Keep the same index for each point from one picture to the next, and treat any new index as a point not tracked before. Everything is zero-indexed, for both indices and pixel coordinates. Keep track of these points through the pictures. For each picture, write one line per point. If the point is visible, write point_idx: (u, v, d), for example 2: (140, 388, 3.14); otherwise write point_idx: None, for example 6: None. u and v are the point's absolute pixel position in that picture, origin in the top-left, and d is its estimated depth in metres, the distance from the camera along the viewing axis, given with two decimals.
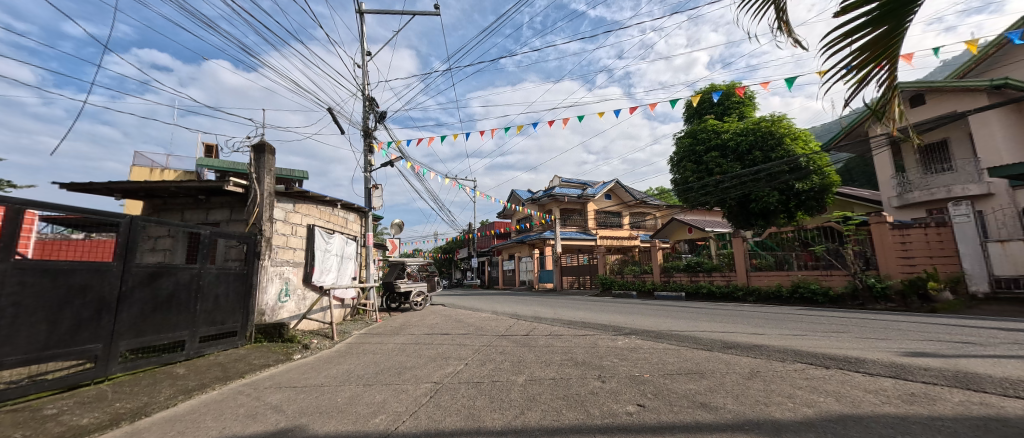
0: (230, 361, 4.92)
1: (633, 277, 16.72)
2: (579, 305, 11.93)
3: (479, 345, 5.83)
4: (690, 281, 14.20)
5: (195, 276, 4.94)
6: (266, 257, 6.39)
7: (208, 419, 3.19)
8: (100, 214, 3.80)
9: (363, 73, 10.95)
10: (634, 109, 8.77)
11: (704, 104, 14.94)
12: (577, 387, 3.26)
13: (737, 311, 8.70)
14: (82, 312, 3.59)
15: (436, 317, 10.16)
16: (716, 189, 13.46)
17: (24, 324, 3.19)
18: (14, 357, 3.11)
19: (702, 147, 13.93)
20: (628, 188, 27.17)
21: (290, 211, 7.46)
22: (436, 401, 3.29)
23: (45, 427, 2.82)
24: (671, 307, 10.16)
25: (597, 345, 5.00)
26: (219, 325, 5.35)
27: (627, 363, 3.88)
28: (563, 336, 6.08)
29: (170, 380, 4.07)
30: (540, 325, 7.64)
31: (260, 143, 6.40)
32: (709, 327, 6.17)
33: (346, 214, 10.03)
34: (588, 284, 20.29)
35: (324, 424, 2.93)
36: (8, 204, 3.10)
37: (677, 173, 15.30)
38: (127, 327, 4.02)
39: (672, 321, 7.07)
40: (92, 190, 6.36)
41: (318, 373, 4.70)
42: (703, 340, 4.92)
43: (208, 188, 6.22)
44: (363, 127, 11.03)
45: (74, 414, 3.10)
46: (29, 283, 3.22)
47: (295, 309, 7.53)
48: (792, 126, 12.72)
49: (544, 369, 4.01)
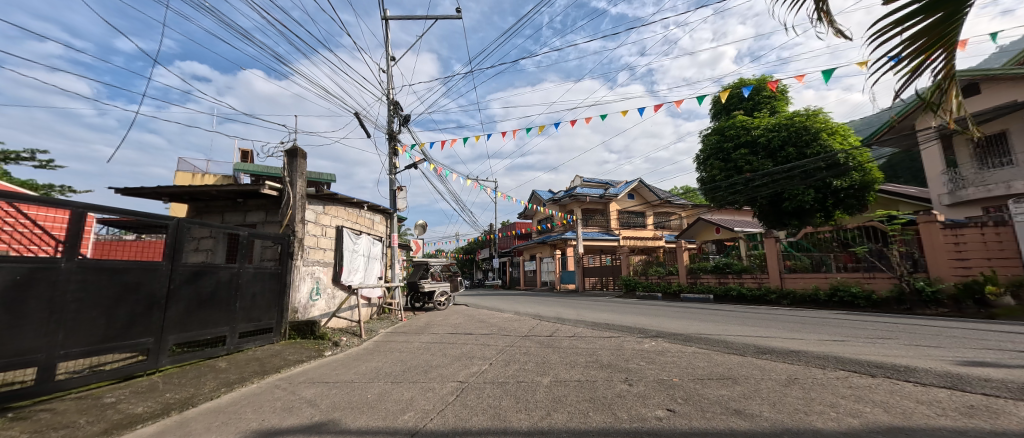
0: (266, 356, 5.16)
1: (657, 278, 16.35)
2: (602, 306, 11.75)
3: (504, 345, 5.86)
4: (719, 283, 13.74)
5: (235, 275, 5.20)
6: (298, 257, 6.65)
7: (248, 411, 3.36)
8: (151, 217, 4.07)
9: (387, 77, 11.23)
10: (659, 106, 8.53)
11: (732, 100, 14.41)
12: (604, 389, 3.22)
13: (772, 315, 8.32)
14: (135, 308, 3.86)
15: (460, 317, 10.29)
16: (746, 188, 12.97)
17: (86, 319, 3.45)
18: (77, 349, 3.37)
19: (731, 145, 13.45)
20: (653, 187, 26.59)
21: (320, 213, 7.73)
22: (463, 400, 3.33)
23: (106, 415, 3.05)
24: (698, 309, 9.90)
25: (623, 348, 4.92)
26: (256, 322, 5.60)
27: (654, 367, 3.79)
28: (586, 337, 6.01)
29: (213, 373, 4.31)
30: (564, 326, 7.58)
31: (293, 148, 6.67)
32: (740, 331, 5.94)
33: (372, 215, 10.31)
34: (611, 285, 19.98)
35: (356, 419, 3.02)
36: (70, 208, 3.39)
37: (703, 171, 14.85)
38: (174, 322, 4.29)
39: (700, 324, 6.84)
40: (143, 194, 6.82)
41: (348, 370, 4.85)
42: (734, 344, 4.75)
43: (245, 192, 6.53)
44: (388, 131, 11.31)
45: (130, 403, 3.33)
46: (90, 281, 3.49)
47: (325, 307, 7.81)
48: (830, 120, 12.05)
49: (569, 371, 3.99)
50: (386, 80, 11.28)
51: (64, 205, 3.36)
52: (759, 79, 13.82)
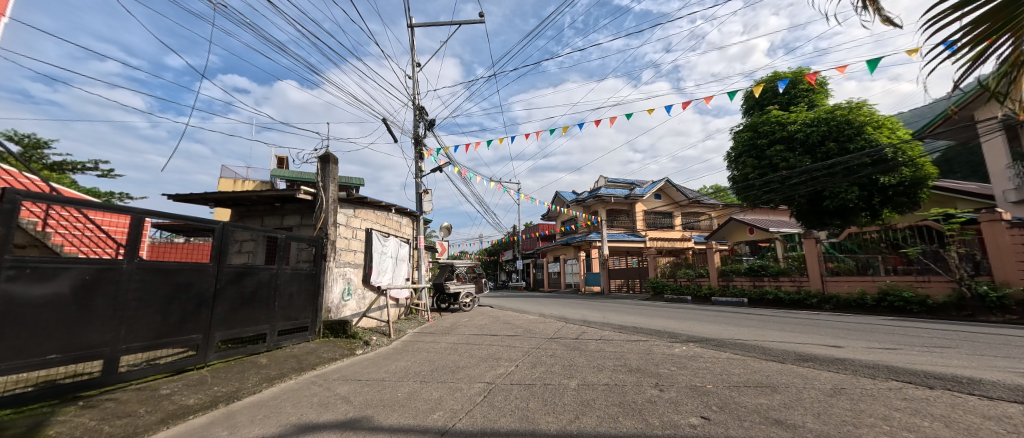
0: (303, 354, 5.39)
1: (687, 280, 15.85)
2: (628, 309, 11.51)
3: (529, 347, 5.85)
4: (753, 286, 13.15)
5: (274, 276, 5.46)
6: (331, 259, 6.92)
7: (288, 406, 3.52)
8: (198, 221, 4.34)
9: (413, 83, 11.49)
10: (686, 103, 8.27)
11: (766, 94, 13.77)
12: (633, 394, 3.16)
13: (812, 320, 7.87)
14: (186, 306, 4.12)
15: (485, 318, 10.38)
16: (782, 186, 12.40)
17: (144, 316, 3.72)
18: (138, 343, 3.65)
19: (765, 141, 12.89)
20: (681, 187, 25.83)
21: (351, 216, 8.00)
22: (490, 401, 3.35)
23: (162, 405, 3.29)
24: (731, 314, 9.52)
25: (652, 352, 4.80)
26: (293, 320, 5.87)
27: (687, 372, 3.68)
28: (614, 341, 5.91)
29: (255, 368, 4.55)
30: (590, 329, 7.48)
31: (325, 154, 6.95)
32: (777, 336, 5.66)
33: (400, 218, 10.58)
34: (638, 287, 19.53)
35: (388, 416, 3.11)
36: (132, 214, 3.67)
37: (735, 170, 14.33)
38: (221, 320, 4.55)
39: (734, 329, 6.57)
40: (191, 200, 7.30)
41: (379, 368, 5.00)
42: (772, 351, 4.54)
43: (283, 196, 6.87)
44: (414, 135, 11.57)
45: (183, 394, 3.56)
46: (148, 281, 3.76)
47: (356, 307, 8.08)
48: (875, 113, 11.25)
49: (597, 374, 3.94)
50: (412, 86, 11.53)
51: (126, 211, 3.64)
52: (795, 72, 13.14)
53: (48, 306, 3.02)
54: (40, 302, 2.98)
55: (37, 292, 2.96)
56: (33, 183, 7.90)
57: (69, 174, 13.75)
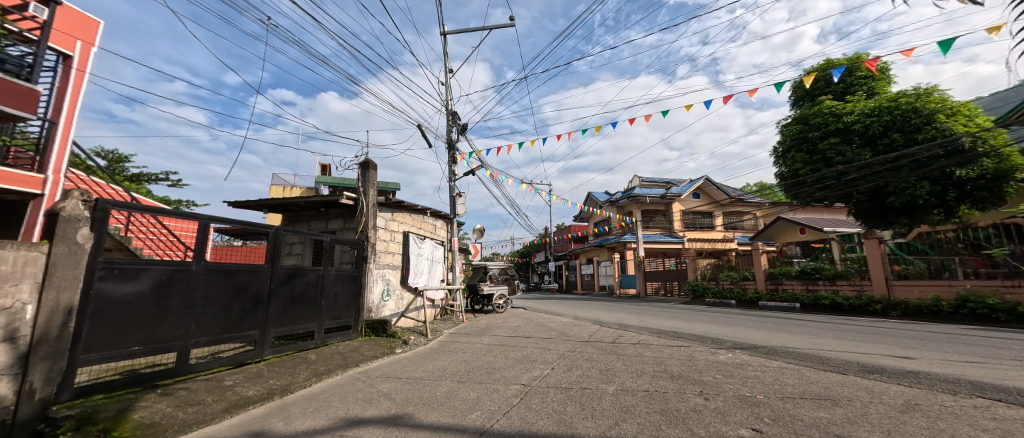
0: (347, 351, 5.66)
1: (730, 283, 15.08)
2: (666, 313, 11.09)
3: (565, 350, 5.79)
4: (806, 291, 12.25)
5: (321, 277, 5.78)
6: (372, 261, 7.22)
7: (335, 400, 3.71)
8: (254, 226, 4.65)
9: (446, 88, 11.74)
10: (728, 97, 7.83)
11: (818, 84, 12.82)
12: (676, 402, 3.05)
13: (875, 328, 7.21)
14: (245, 304, 4.46)
15: (519, 320, 10.41)
16: (838, 182, 11.52)
17: (210, 313, 4.05)
18: (205, 338, 3.99)
19: (817, 134, 12.04)
20: (722, 185, 24.61)
21: (389, 219, 8.30)
22: (528, 403, 3.35)
23: (227, 395, 3.57)
24: (779, 319, 8.92)
25: (695, 359, 4.61)
26: (338, 319, 6.19)
27: (734, 381, 3.49)
28: (653, 346, 5.72)
29: (305, 364, 4.83)
30: (627, 333, 7.30)
31: (365, 160, 7.27)
32: (833, 345, 5.23)
33: (434, 221, 10.84)
34: (676, 290, 18.79)
35: (428, 414, 3.19)
36: (199, 219, 4.01)
37: (783, 166, 13.53)
38: (274, 319, 4.88)
39: (785, 336, 6.15)
40: (248, 206, 7.88)
41: (418, 367, 5.16)
42: (831, 361, 4.21)
43: (327, 201, 7.24)
44: (448, 140, 11.82)
45: (244, 386, 3.85)
46: (213, 281, 4.08)
47: (395, 307, 8.37)
48: (948, 99, 10.13)
49: (636, 379, 3.84)
50: (445, 92, 11.79)
51: (194, 217, 3.98)
52: (851, 58, 12.11)
53: (132, 303, 3.37)
54: (126, 299, 3.33)
55: (123, 290, 3.31)
56: (118, 193, 8.87)
57: (145, 184, 15.29)
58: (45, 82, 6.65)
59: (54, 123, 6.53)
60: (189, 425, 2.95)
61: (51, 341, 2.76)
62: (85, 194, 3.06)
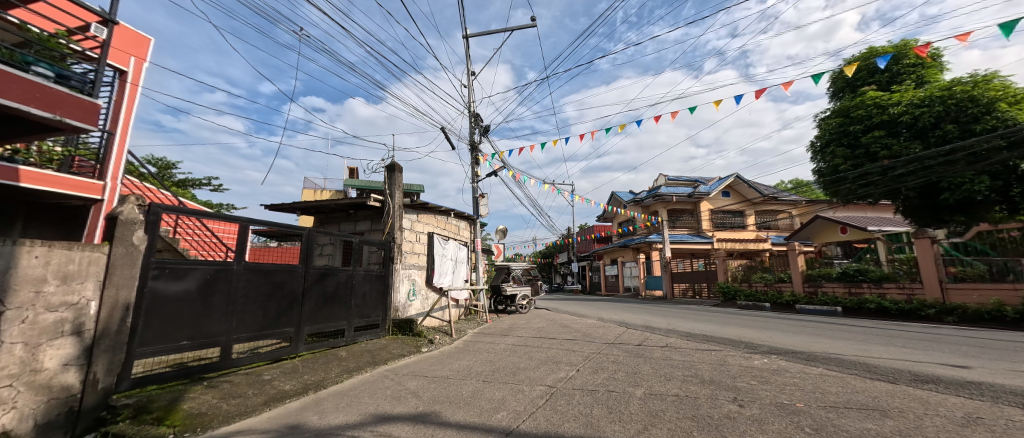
0: (375, 349, 5.81)
1: (763, 286, 14.47)
2: (695, 316, 10.75)
3: (590, 352, 5.73)
4: (848, 294, 11.58)
5: (351, 276, 5.96)
6: (398, 262, 7.38)
7: (365, 396, 3.83)
8: (288, 227, 4.85)
9: (469, 91, 11.86)
10: (760, 91, 7.48)
11: (860, 74, 12.08)
12: (708, 408, 2.95)
13: (926, 335, 6.71)
14: (281, 303, 4.66)
15: (542, 321, 10.39)
16: (884, 178, 10.82)
17: (250, 311, 4.26)
18: (245, 333, 4.19)
19: (859, 128, 11.38)
20: (754, 183, 23.64)
21: (414, 220, 8.47)
22: (553, 404, 3.34)
23: (265, 389, 3.73)
24: (818, 324, 8.47)
25: (727, 363, 4.44)
26: (367, 318, 6.37)
27: (771, 388, 3.34)
28: (681, 349, 5.57)
29: (337, 360, 5.00)
30: (654, 336, 7.13)
31: (391, 163, 7.46)
32: (880, 352, 4.92)
33: (458, 222, 10.98)
34: (705, 292, 18.18)
35: (454, 413, 3.24)
36: (238, 222, 4.22)
37: (822, 161, 12.86)
38: (308, 316, 5.08)
39: (825, 342, 5.82)
40: (282, 209, 8.22)
41: (443, 366, 5.24)
42: (878, 369, 3.95)
43: (355, 204, 7.46)
44: (470, 141, 11.94)
45: (281, 380, 4.02)
46: (253, 280, 4.29)
47: (421, 307, 8.54)
48: (1010, 86, 9.31)
49: (664, 384, 3.75)
50: (468, 95, 11.92)
51: (234, 219, 4.19)
52: (897, 46, 11.36)
53: (181, 300, 3.59)
54: (176, 297, 3.55)
55: (173, 288, 3.54)
56: (166, 198, 9.47)
57: (190, 189, 16.27)
58: (104, 96, 7.20)
59: (111, 134, 7.05)
60: (232, 416, 3.13)
61: (112, 335, 2.98)
62: (140, 199, 3.29)
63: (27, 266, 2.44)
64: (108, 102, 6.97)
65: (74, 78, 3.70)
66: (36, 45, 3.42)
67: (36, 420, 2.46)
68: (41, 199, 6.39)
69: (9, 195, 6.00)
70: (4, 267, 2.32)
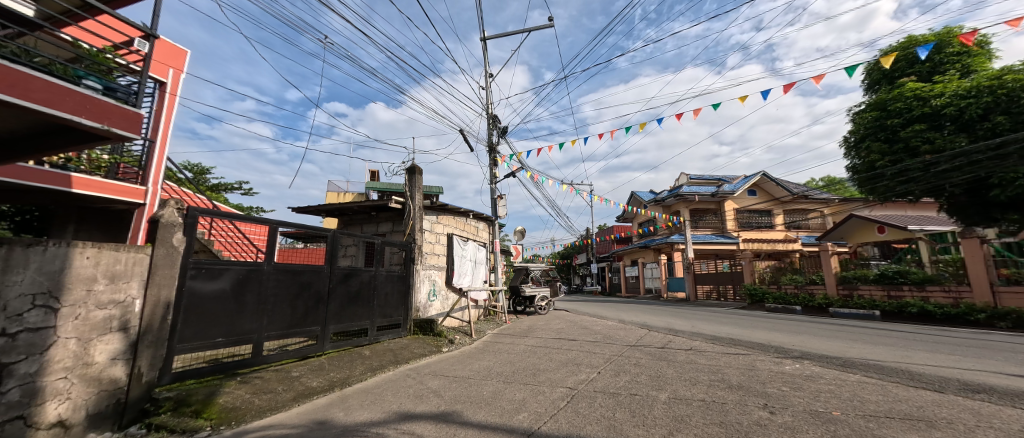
0: (398, 348, 5.92)
1: (793, 288, 13.91)
2: (721, 319, 10.43)
3: (611, 354, 5.64)
4: (887, 297, 10.99)
5: (373, 277, 6.10)
6: (419, 262, 7.49)
7: (388, 394, 3.90)
8: (315, 229, 5.00)
9: (487, 92, 11.93)
10: (789, 86, 7.19)
11: (898, 64, 11.46)
12: (737, 414, 2.86)
13: (976, 342, 6.27)
14: (308, 302, 4.81)
15: (562, 322, 10.35)
16: (926, 174, 10.22)
17: (280, 310, 4.42)
18: (275, 332, 4.34)
19: (897, 121, 10.80)
20: (782, 182, 22.79)
21: (434, 222, 8.58)
22: (575, 407, 3.31)
23: (294, 385, 3.86)
24: (854, 328, 8.06)
25: (756, 368, 4.28)
26: (389, 317, 6.50)
27: (804, 395, 3.21)
28: (707, 353, 5.43)
29: (361, 359, 5.11)
30: (678, 338, 6.97)
31: (412, 166, 7.58)
32: (923, 359, 4.63)
33: (477, 223, 11.06)
34: (731, 294, 17.64)
35: (476, 413, 3.27)
36: (268, 224, 4.37)
37: (857, 158, 12.28)
38: (333, 316, 5.22)
39: (862, 347, 5.54)
40: (308, 211, 8.48)
41: (464, 366, 5.29)
42: (923, 377, 3.72)
43: (377, 205, 7.62)
44: (489, 143, 12.00)
45: (309, 377, 4.14)
46: (282, 280, 4.45)
47: (441, 307, 8.65)
48: None
49: (689, 388, 3.66)
50: (486, 97, 11.99)
51: (264, 221, 4.35)
52: (940, 34, 10.72)
53: (216, 299, 3.74)
54: (212, 296, 3.71)
55: (209, 287, 3.69)
56: (201, 201, 9.94)
57: (221, 193, 16.98)
58: (145, 107, 7.61)
59: (152, 143, 7.45)
60: (263, 411, 3.26)
61: (154, 331, 3.15)
62: (179, 203, 3.45)
63: (78, 266, 2.60)
64: (149, 112, 7.36)
65: (120, 89, 3.77)
66: (86, 60, 3.50)
67: (88, 411, 2.64)
68: (90, 203, 6.81)
69: (62, 200, 6.42)
70: (58, 267, 2.49)
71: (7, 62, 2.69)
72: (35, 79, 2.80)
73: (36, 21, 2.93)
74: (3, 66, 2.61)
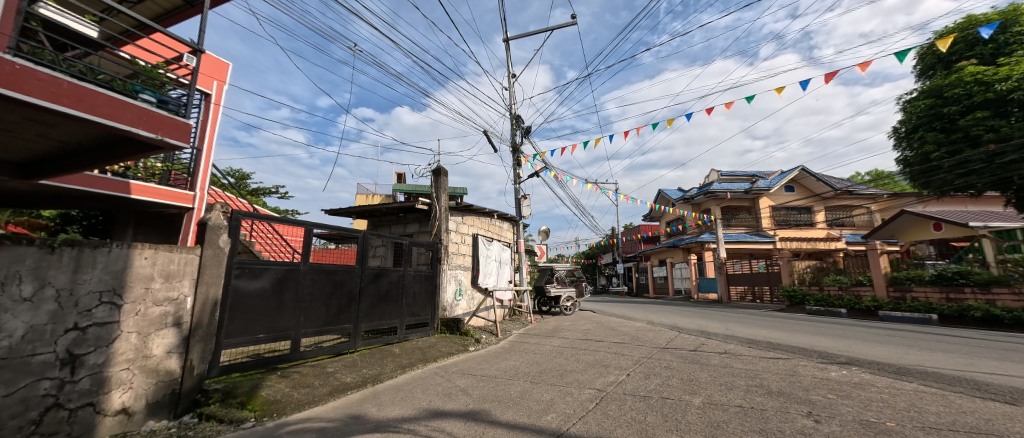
0: (426, 346, 6.02)
1: (836, 290, 13.09)
2: (757, 321, 9.93)
3: (640, 356, 5.52)
4: (946, 300, 10.17)
5: (402, 277, 6.24)
6: (445, 262, 7.61)
7: (418, 391, 3.99)
8: (346, 231, 5.16)
9: (510, 92, 11.96)
10: (831, 75, 6.78)
11: (955, 47, 10.57)
12: (778, 421, 2.73)
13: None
14: (341, 301, 4.97)
15: (588, 323, 10.21)
16: (989, 166, 9.44)
17: (315, 307, 4.60)
18: (311, 328, 4.52)
19: (955, 109, 10.00)
20: (822, 177, 21.56)
21: (460, 222, 8.68)
22: (604, 409, 3.26)
23: (329, 380, 4.00)
24: (907, 333, 7.50)
25: (798, 374, 4.06)
26: (417, 316, 6.63)
27: (854, 404, 3.01)
28: (743, 357, 5.20)
29: (391, 356, 5.23)
30: (711, 341, 6.73)
31: (437, 167, 7.71)
32: (990, 368, 4.25)
33: (501, 223, 11.12)
34: (768, 296, 16.84)
35: (504, 412, 3.28)
36: (303, 225, 4.55)
37: (909, 149, 11.50)
38: (363, 315, 5.37)
39: (917, 354, 5.15)
40: (340, 213, 8.79)
41: (491, 365, 5.31)
42: (990, 387, 3.42)
43: (405, 207, 7.80)
44: (512, 143, 12.02)
45: (343, 373, 4.28)
46: (317, 279, 4.62)
47: (467, 307, 8.75)
48: None
49: (725, 393, 3.52)
50: (509, 97, 12.01)
51: (299, 222, 4.54)
52: (1005, 12, 9.80)
53: (258, 297, 3.93)
54: (254, 294, 3.90)
55: (252, 286, 3.88)
56: (242, 205, 10.50)
57: (258, 195, 17.81)
58: (193, 116, 8.13)
59: (199, 152, 7.94)
60: (303, 404, 3.43)
61: (204, 326, 3.33)
62: (225, 207, 3.66)
63: (137, 266, 2.81)
64: (197, 121, 7.85)
65: (172, 102, 4.05)
66: (142, 76, 3.77)
67: (147, 400, 2.86)
68: (147, 208, 7.32)
69: (124, 206, 6.94)
70: (121, 267, 2.70)
71: (76, 81, 2.95)
72: (99, 95, 3.04)
73: (100, 41, 3.20)
74: (74, 84, 2.88)
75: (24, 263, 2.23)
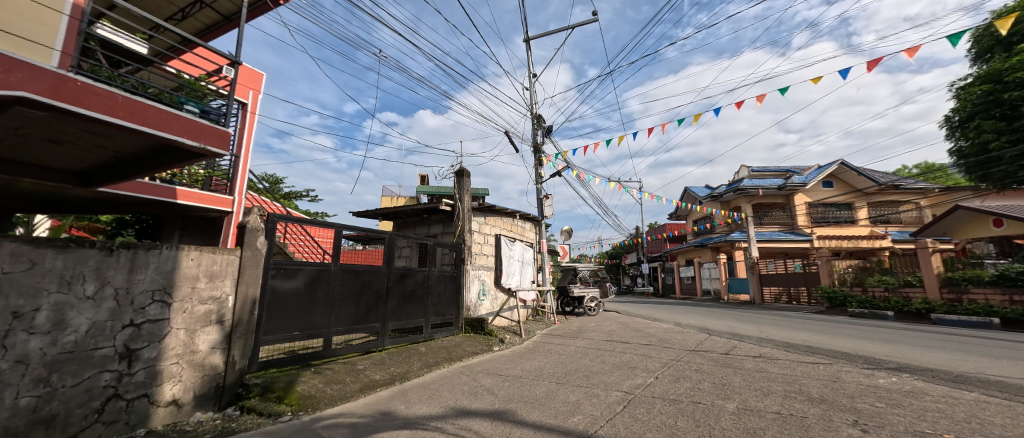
0: (451, 345, 6.08)
1: (881, 291, 12.30)
2: (794, 324, 9.45)
3: (668, 358, 5.37)
4: (1010, 302, 9.35)
5: (427, 277, 6.34)
6: (469, 263, 7.68)
7: (444, 390, 4.05)
8: (373, 232, 5.30)
9: (532, 92, 11.93)
10: (873, 64, 6.37)
11: (1016, 27, 9.72)
12: (820, 430, 2.59)
13: None
14: (369, 300, 5.11)
15: (613, 324, 10.03)
16: None
17: (345, 306, 4.74)
18: (341, 327, 4.67)
19: (1016, 95, 9.17)
20: (864, 171, 20.36)
21: (482, 223, 8.75)
22: (632, 412, 3.20)
23: (359, 376, 4.11)
24: (964, 338, 6.93)
25: (841, 380, 3.84)
26: (442, 316, 6.72)
27: (905, 413, 2.82)
28: (779, 361, 4.96)
29: (417, 354, 5.33)
30: (744, 344, 6.47)
31: (460, 169, 7.79)
32: None
33: (523, 223, 11.12)
34: (805, 298, 16.04)
35: (530, 412, 3.28)
36: (332, 227, 4.70)
37: (965, 138, 10.66)
38: (390, 313, 5.50)
39: (976, 361, 4.76)
40: (367, 215, 9.03)
41: (515, 366, 5.31)
42: None
43: (429, 208, 7.92)
44: (534, 143, 11.99)
45: (372, 370, 4.38)
46: (346, 279, 4.76)
47: (491, 307, 8.81)
48: None
49: (761, 398, 3.38)
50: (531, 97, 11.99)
51: (329, 224, 4.70)
52: None
53: (293, 296, 4.10)
54: (290, 293, 4.07)
55: (288, 285, 4.05)
56: (275, 208, 10.94)
57: (289, 198, 18.44)
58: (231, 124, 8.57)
59: (236, 158, 8.38)
60: (336, 399, 3.54)
61: (244, 323, 3.47)
62: (261, 210, 3.82)
63: (185, 266, 2.99)
64: (235, 129, 8.28)
65: (212, 112, 4.27)
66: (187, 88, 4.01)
67: (195, 392, 3.03)
68: (191, 212, 7.75)
69: (171, 211, 7.38)
70: (170, 267, 2.88)
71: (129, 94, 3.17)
72: (149, 108, 3.25)
73: (149, 57, 3.43)
74: (127, 97, 3.10)
75: (88, 264, 2.42)
